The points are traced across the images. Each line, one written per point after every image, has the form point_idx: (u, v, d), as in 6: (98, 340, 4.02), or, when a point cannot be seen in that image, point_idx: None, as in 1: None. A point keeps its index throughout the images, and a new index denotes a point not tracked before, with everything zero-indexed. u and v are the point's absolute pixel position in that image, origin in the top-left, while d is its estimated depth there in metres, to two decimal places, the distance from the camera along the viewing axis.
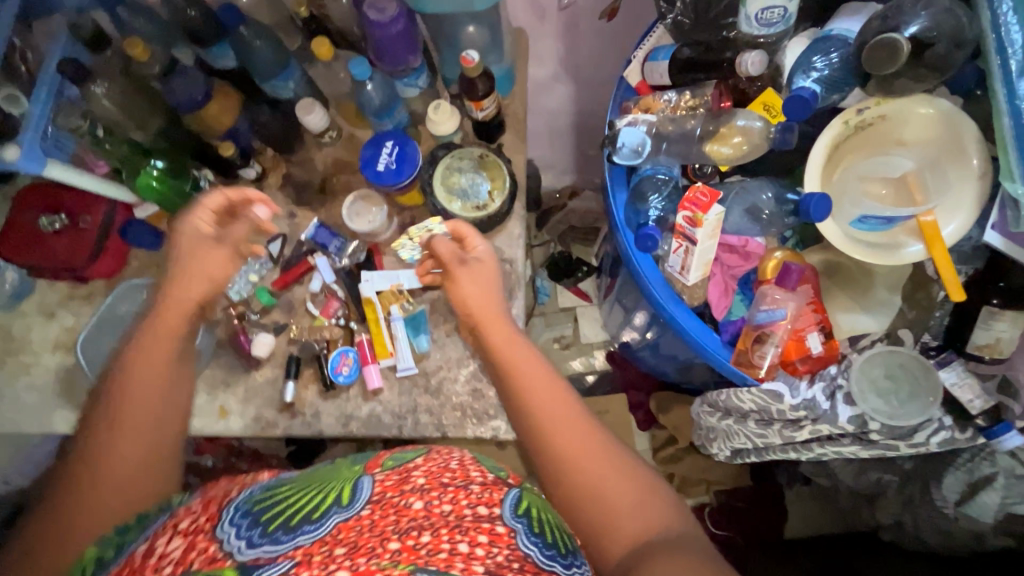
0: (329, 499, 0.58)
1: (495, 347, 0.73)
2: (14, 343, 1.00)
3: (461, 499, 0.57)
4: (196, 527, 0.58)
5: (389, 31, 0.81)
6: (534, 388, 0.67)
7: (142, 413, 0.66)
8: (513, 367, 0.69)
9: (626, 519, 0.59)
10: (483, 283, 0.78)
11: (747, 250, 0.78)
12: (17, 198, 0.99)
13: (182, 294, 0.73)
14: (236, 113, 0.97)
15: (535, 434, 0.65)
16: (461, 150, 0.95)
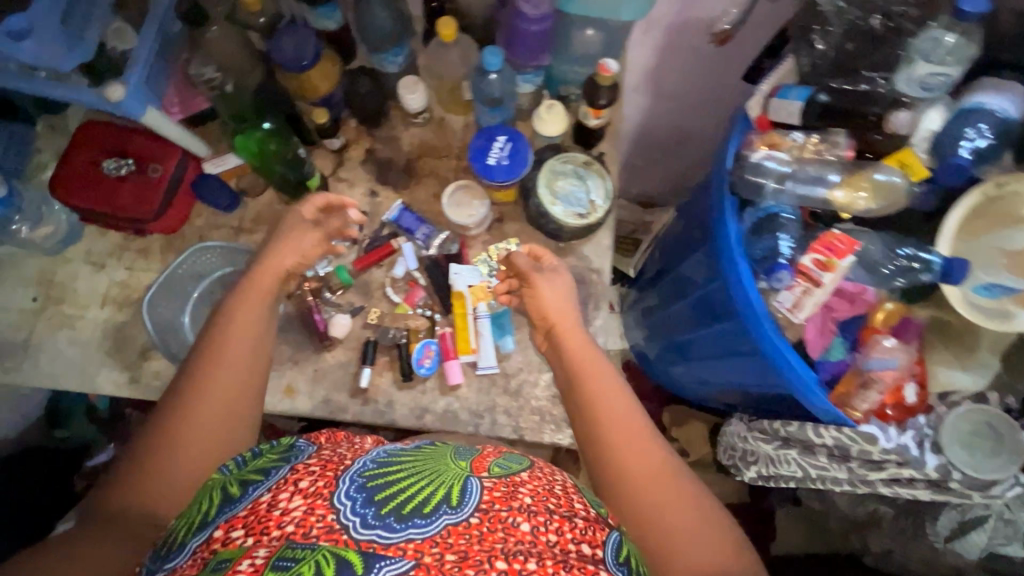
0: (438, 495, 0.54)
1: (575, 373, 0.73)
2: (56, 291, 0.92)
3: (566, 530, 0.54)
4: (316, 489, 0.55)
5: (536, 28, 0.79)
6: (607, 403, 0.68)
7: (204, 420, 0.65)
8: (591, 400, 0.69)
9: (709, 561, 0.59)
10: (565, 295, 0.79)
11: (859, 297, 0.77)
12: (77, 134, 0.90)
13: (269, 269, 0.77)
14: (336, 81, 0.92)
15: (614, 470, 0.64)
16: (566, 154, 0.94)
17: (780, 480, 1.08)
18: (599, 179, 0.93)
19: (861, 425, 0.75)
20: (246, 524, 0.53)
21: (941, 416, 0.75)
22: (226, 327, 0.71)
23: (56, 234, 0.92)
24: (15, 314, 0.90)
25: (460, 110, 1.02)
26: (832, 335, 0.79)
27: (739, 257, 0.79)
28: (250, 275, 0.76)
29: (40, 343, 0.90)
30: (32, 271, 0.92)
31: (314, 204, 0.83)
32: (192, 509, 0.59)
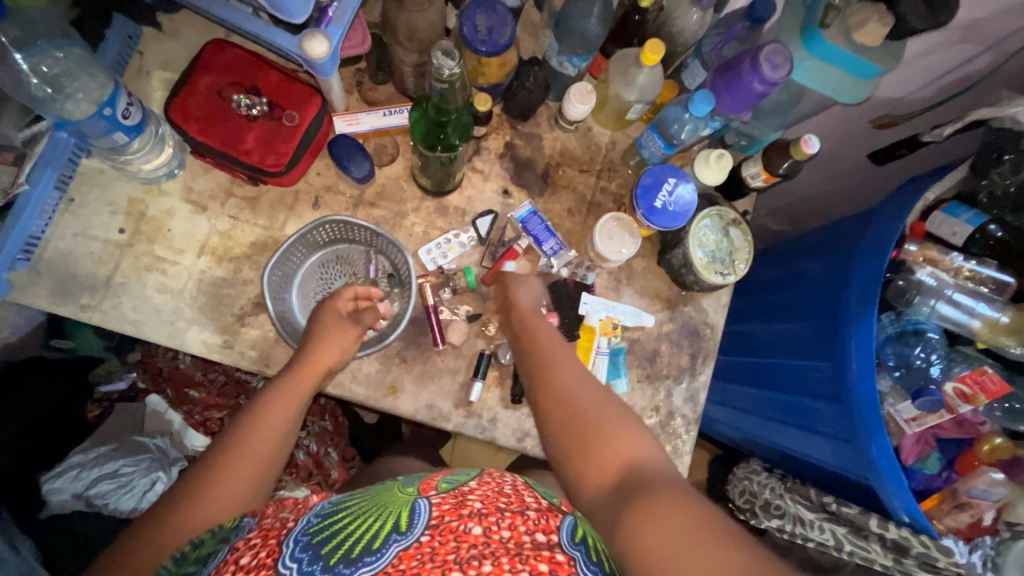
0: (387, 524, 0.53)
1: (524, 327, 0.76)
2: (146, 226, 0.81)
3: (519, 524, 0.53)
4: (258, 563, 0.52)
5: (764, 87, 0.75)
6: (541, 341, 0.73)
7: (254, 449, 0.64)
8: (535, 340, 0.74)
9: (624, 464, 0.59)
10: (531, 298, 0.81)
11: (966, 423, 0.82)
12: (207, 57, 0.79)
13: (303, 376, 0.72)
14: (509, 69, 0.84)
15: (545, 395, 0.67)
16: (719, 207, 0.92)
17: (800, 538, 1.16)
18: (743, 239, 0.92)
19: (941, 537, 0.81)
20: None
21: (1006, 540, 0.83)
22: (248, 432, 0.65)
23: (164, 166, 0.80)
24: (99, 244, 0.79)
25: (612, 126, 0.97)
26: (930, 448, 0.84)
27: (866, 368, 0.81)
28: (290, 371, 0.72)
29: (122, 282, 0.79)
30: (121, 197, 0.80)
31: (343, 299, 0.78)
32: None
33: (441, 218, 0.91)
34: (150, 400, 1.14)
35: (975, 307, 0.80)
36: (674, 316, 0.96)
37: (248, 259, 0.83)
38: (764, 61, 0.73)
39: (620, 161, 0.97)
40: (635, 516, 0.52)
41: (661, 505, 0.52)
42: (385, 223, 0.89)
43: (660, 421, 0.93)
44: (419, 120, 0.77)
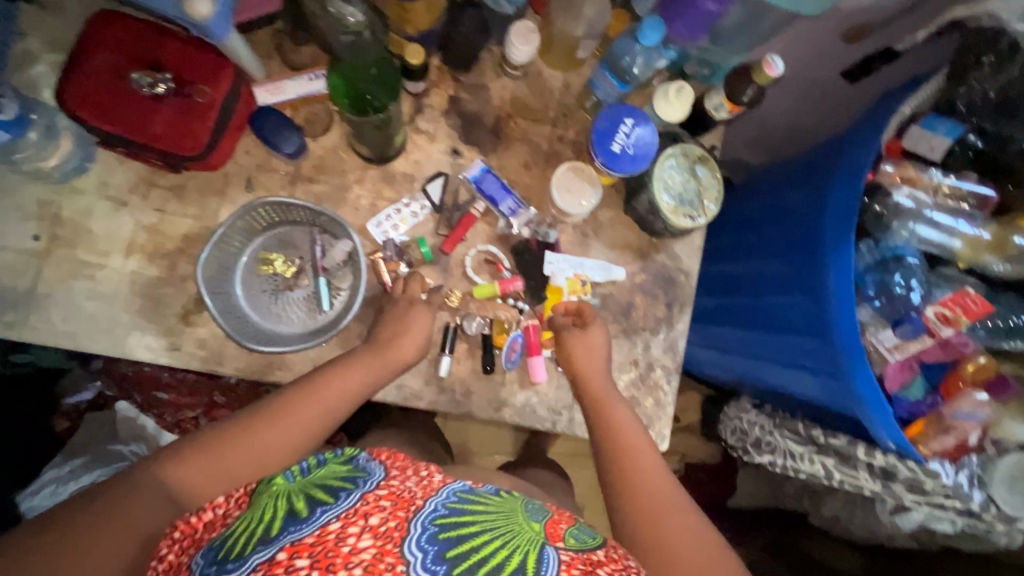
0: (514, 563, 0.50)
1: (602, 414, 0.75)
2: (64, 230, 0.74)
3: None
4: (387, 531, 0.50)
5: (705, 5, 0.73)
6: (632, 437, 0.71)
7: (319, 405, 0.67)
8: (614, 426, 0.73)
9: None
10: (590, 357, 0.79)
11: (952, 346, 0.78)
12: (93, 29, 0.69)
13: (378, 367, 0.73)
14: (439, 13, 0.75)
15: (627, 503, 0.65)
16: (683, 145, 0.86)
17: (793, 470, 1.17)
18: (712, 177, 0.86)
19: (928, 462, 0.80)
20: (312, 558, 0.46)
21: (992, 457, 0.83)
22: (327, 380, 0.69)
23: (70, 159, 0.73)
24: (14, 254, 0.73)
25: (562, 67, 0.89)
26: (914, 373, 0.82)
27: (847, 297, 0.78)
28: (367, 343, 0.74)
29: (48, 293, 0.73)
30: (31, 201, 0.73)
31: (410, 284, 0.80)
32: (249, 519, 0.52)
33: (387, 187, 0.84)
34: (119, 407, 1.11)
35: (956, 226, 0.76)
36: (646, 266, 0.92)
37: (183, 254, 0.77)
38: None
39: (575, 105, 0.90)
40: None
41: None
42: (327, 200, 0.82)
43: (640, 374, 0.91)
44: (338, 84, 0.70)
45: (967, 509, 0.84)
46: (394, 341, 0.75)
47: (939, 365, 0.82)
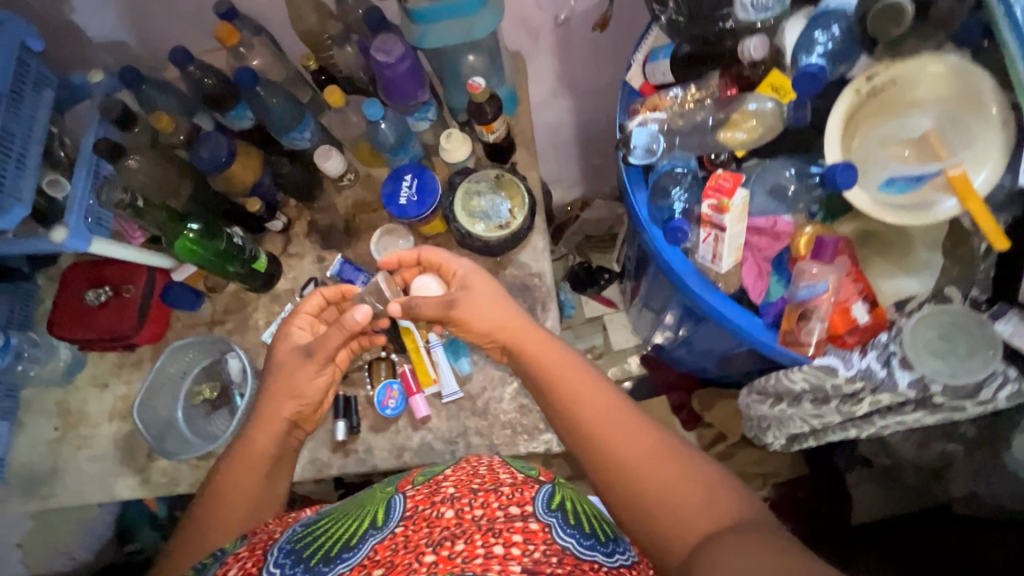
0: (364, 524, 0.59)
1: (540, 377, 0.71)
2: (71, 417, 1.03)
3: (493, 500, 0.58)
4: (244, 571, 0.58)
5: (396, 70, 0.87)
6: (570, 380, 0.69)
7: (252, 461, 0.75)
8: (555, 382, 0.69)
9: (705, 507, 0.56)
10: (489, 307, 0.76)
11: (777, 230, 0.74)
12: (63, 279, 1.03)
13: (272, 416, 0.77)
14: (259, 168, 1.00)
15: (589, 454, 0.64)
16: (477, 173, 0.97)
17: (801, 438, 1.00)
18: (513, 187, 0.96)
19: (817, 359, 0.70)
20: None
21: (902, 328, 0.68)
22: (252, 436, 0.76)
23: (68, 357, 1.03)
24: (43, 445, 1.02)
25: (381, 163, 1.08)
26: (766, 275, 0.76)
27: (649, 222, 0.77)
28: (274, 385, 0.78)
29: (65, 466, 1.00)
30: (52, 405, 1.04)
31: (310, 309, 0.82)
32: None
33: (276, 305, 1.05)
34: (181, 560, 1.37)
35: (710, 122, 0.77)
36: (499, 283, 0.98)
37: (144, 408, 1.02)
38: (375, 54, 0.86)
39: None
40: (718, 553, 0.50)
41: (750, 536, 0.50)
42: (235, 332, 1.04)
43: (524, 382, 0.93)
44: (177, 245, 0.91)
45: (911, 399, 0.68)
46: (285, 380, 0.78)
47: (784, 255, 0.75)
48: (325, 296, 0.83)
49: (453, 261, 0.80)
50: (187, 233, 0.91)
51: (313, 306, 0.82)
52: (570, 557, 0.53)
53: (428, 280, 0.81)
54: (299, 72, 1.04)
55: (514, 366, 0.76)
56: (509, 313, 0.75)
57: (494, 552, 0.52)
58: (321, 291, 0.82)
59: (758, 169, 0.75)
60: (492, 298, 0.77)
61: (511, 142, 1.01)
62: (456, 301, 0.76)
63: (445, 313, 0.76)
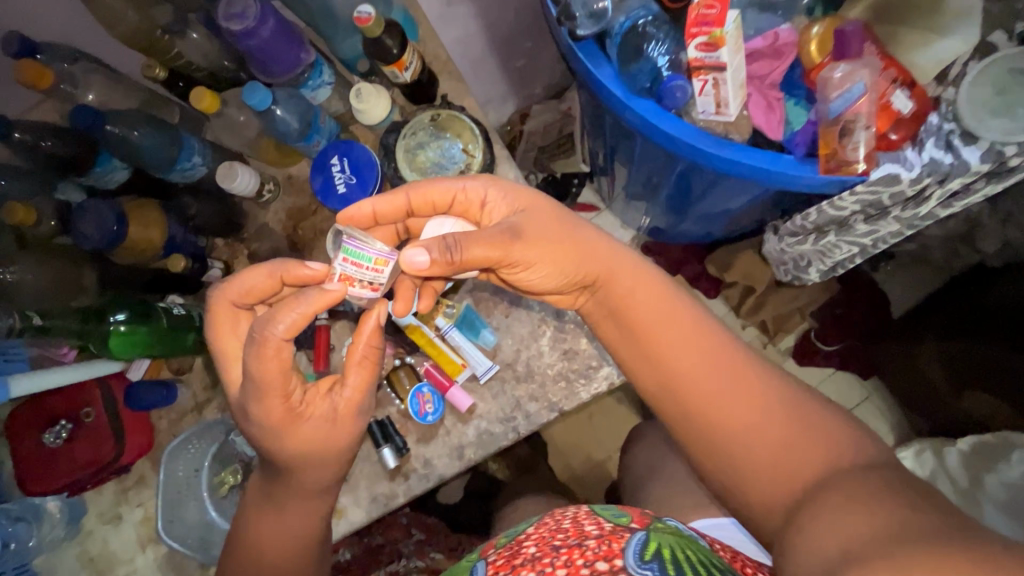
0: None
1: (629, 322, 0.62)
2: (99, 563, 0.91)
3: (577, 559, 0.48)
4: None
5: (260, 36, 0.69)
6: (661, 327, 0.61)
7: (279, 541, 0.68)
8: (643, 327, 0.61)
9: (811, 464, 0.54)
10: (554, 247, 0.60)
11: (779, 45, 0.63)
12: (9, 432, 0.88)
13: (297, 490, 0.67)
14: (163, 220, 0.83)
15: (690, 409, 0.60)
16: (409, 123, 0.81)
17: (845, 263, 0.93)
18: (457, 121, 0.81)
19: (873, 173, 0.61)
20: None
21: (953, 99, 0.59)
22: (276, 511, 0.68)
23: (61, 507, 0.90)
24: None
25: (297, 158, 0.90)
26: (782, 103, 0.65)
27: (627, 96, 0.63)
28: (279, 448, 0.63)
29: None
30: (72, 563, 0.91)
31: (277, 342, 0.56)
32: None
33: None
34: None
35: None
36: None
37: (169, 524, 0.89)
38: (227, 24, 0.68)
39: None
40: (815, 509, 0.49)
41: (854, 488, 0.49)
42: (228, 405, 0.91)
43: (557, 327, 0.83)
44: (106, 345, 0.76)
45: (985, 173, 0.59)
46: (299, 444, 0.63)
47: (792, 74, 0.66)
48: (294, 337, 0.57)
49: (471, 187, 0.62)
50: (114, 327, 0.75)
51: (278, 343, 0.56)
52: None
53: (434, 221, 0.64)
54: (151, 91, 0.83)
55: (588, 307, 0.66)
56: (588, 241, 0.61)
57: None
58: (290, 334, 0.56)
59: None
60: (558, 231, 0.60)
61: (432, 73, 0.84)
62: (516, 235, 0.58)
63: (508, 250, 0.57)
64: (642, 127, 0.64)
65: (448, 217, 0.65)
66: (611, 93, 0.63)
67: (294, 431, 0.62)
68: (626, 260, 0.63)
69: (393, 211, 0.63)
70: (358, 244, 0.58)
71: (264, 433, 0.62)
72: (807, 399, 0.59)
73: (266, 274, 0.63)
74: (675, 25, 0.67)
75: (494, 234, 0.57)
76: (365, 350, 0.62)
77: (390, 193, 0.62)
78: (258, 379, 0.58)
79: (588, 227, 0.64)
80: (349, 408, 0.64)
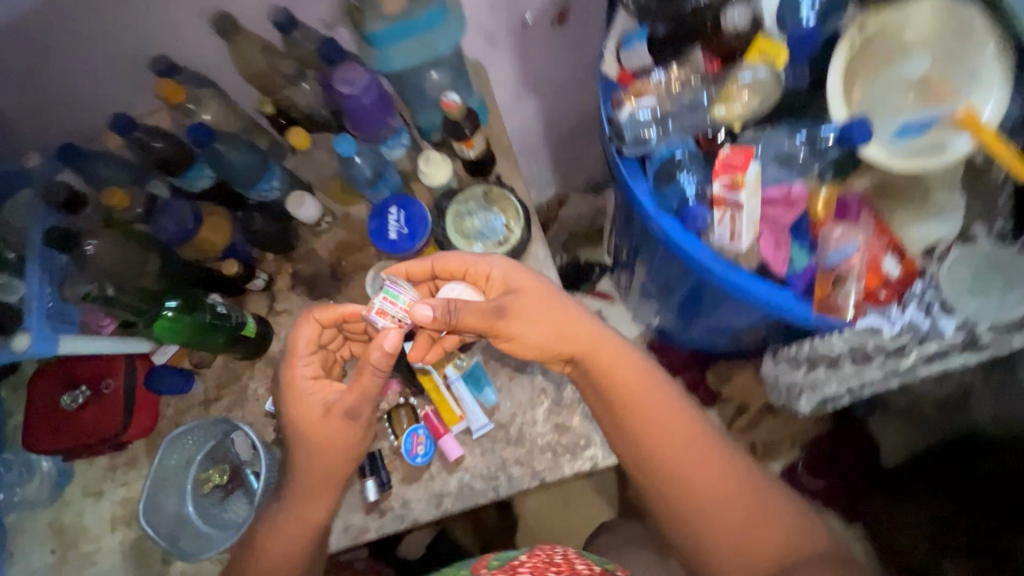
0: None
1: (616, 401, 0.68)
2: (67, 534, 0.93)
3: None
4: None
5: (362, 101, 0.82)
6: (648, 414, 0.67)
7: (290, 538, 0.73)
8: (634, 409, 0.67)
9: (768, 542, 0.64)
10: (548, 317, 0.68)
11: (792, 197, 0.72)
12: (31, 386, 0.93)
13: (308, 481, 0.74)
14: (231, 229, 0.94)
15: (667, 486, 0.67)
16: (464, 192, 0.93)
17: (833, 398, 0.99)
18: (506, 199, 0.92)
19: (858, 321, 0.69)
20: None
21: (935, 273, 0.68)
22: (294, 506, 0.74)
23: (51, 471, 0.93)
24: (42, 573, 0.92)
25: (358, 200, 1.01)
26: (789, 245, 0.73)
27: (657, 211, 0.73)
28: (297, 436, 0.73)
29: None
30: (43, 528, 0.93)
31: (315, 320, 0.74)
32: None
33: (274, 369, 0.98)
34: None
35: (704, 99, 0.74)
36: None
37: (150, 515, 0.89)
38: (338, 87, 0.80)
39: None
40: None
41: None
42: (233, 407, 0.96)
43: (554, 400, 0.88)
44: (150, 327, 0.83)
45: (960, 344, 0.67)
46: (307, 433, 0.72)
47: (800, 221, 0.74)
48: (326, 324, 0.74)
49: (481, 263, 0.71)
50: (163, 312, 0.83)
51: (312, 325, 0.74)
52: None
53: (449, 284, 0.73)
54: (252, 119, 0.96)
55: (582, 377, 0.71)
56: (575, 319, 0.69)
57: None
58: (323, 318, 0.73)
59: (763, 142, 0.73)
60: (552, 306, 0.69)
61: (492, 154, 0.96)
62: (505, 311, 0.66)
63: (493, 327, 0.66)
64: (664, 241, 0.73)
65: (460, 282, 0.73)
66: (642, 207, 0.72)
67: (304, 413, 0.72)
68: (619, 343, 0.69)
69: (417, 272, 0.73)
70: (398, 288, 0.71)
71: (289, 416, 0.73)
72: (766, 483, 0.68)
73: (313, 323, 0.74)
74: (706, 161, 0.76)
75: (486, 310, 0.66)
76: (371, 367, 0.68)
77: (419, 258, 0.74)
78: (292, 350, 0.74)
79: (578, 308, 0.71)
80: (343, 409, 0.71)
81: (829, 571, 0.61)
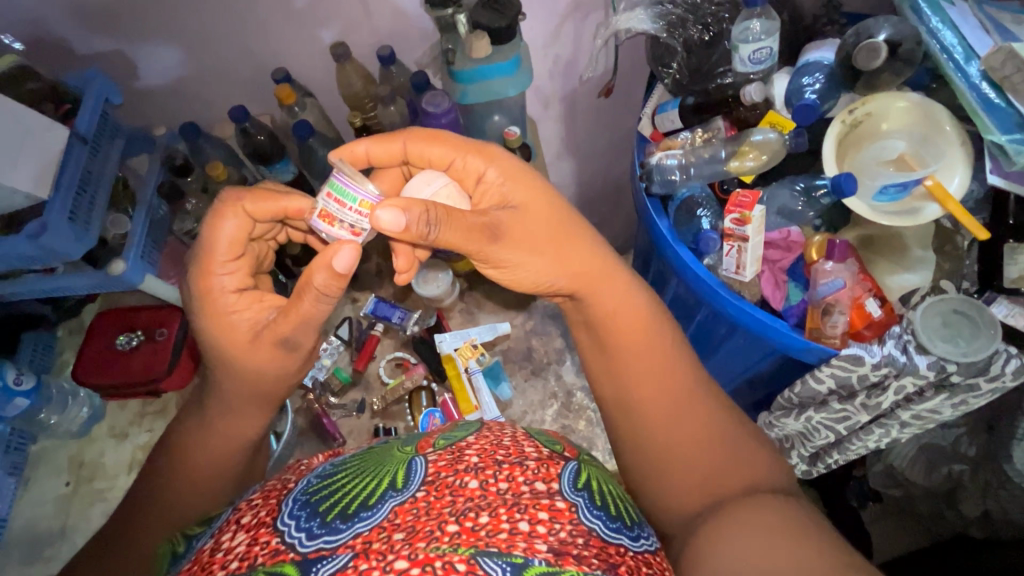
0: (383, 485, 0.53)
1: (603, 333, 0.72)
2: (86, 469, 0.99)
3: (518, 475, 0.54)
4: (258, 521, 0.52)
5: (441, 121, 0.98)
6: (631, 347, 0.71)
7: (205, 457, 0.71)
8: (619, 340, 0.71)
9: (733, 481, 0.65)
10: (539, 232, 0.68)
11: (790, 240, 0.86)
12: (88, 327, 1.01)
13: (230, 401, 0.71)
14: None
15: (640, 420, 0.70)
16: None
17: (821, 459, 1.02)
18: None
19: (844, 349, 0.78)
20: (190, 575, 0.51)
21: (911, 320, 0.78)
22: (212, 422, 0.72)
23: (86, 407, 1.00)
24: (52, 502, 0.97)
25: None
26: (785, 284, 0.87)
27: (675, 242, 0.85)
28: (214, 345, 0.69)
29: (75, 523, 0.95)
30: (64, 460, 0.99)
31: (245, 213, 0.66)
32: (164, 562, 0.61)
33: None
34: None
35: (722, 153, 0.89)
36: (531, 313, 1.03)
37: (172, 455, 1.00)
38: (426, 107, 0.98)
39: None
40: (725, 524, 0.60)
41: (763, 515, 0.59)
42: None
43: (563, 404, 0.97)
44: None
45: (931, 381, 0.76)
46: (224, 345, 0.68)
47: (797, 265, 0.87)
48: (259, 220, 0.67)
49: (472, 164, 0.70)
50: None
51: (233, 224, 0.66)
52: (596, 540, 0.51)
53: (428, 176, 0.71)
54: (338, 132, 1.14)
55: (577, 313, 0.76)
56: (570, 238, 0.70)
57: (519, 528, 0.49)
58: (257, 213, 0.66)
59: (770, 192, 0.88)
60: (549, 227, 0.70)
61: None
62: (496, 224, 0.66)
63: (485, 244, 0.66)
64: (678, 265, 0.85)
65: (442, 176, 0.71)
66: (662, 234, 0.85)
67: (224, 324, 0.68)
68: (616, 274, 0.72)
69: (386, 157, 0.71)
70: (346, 182, 0.63)
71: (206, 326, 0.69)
72: (740, 430, 0.70)
73: (241, 215, 0.67)
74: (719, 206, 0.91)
75: (476, 223, 0.65)
76: (314, 291, 0.63)
77: (388, 141, 0.70)
78: (207, 247, 0.67)
79: (584, 236, 0.72)
80: (273, 337, 0.67)
81: (783, 506, 0.60)
